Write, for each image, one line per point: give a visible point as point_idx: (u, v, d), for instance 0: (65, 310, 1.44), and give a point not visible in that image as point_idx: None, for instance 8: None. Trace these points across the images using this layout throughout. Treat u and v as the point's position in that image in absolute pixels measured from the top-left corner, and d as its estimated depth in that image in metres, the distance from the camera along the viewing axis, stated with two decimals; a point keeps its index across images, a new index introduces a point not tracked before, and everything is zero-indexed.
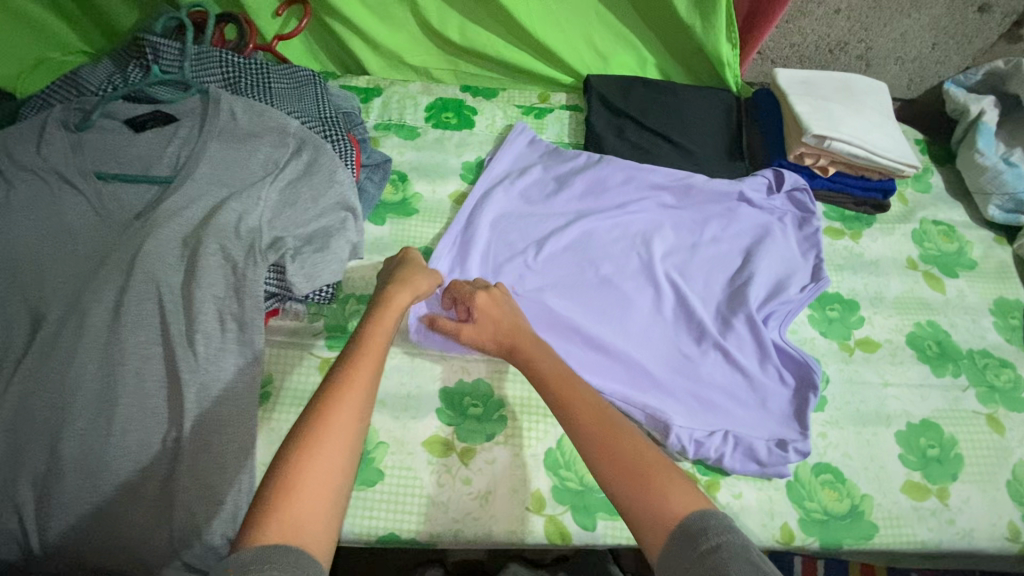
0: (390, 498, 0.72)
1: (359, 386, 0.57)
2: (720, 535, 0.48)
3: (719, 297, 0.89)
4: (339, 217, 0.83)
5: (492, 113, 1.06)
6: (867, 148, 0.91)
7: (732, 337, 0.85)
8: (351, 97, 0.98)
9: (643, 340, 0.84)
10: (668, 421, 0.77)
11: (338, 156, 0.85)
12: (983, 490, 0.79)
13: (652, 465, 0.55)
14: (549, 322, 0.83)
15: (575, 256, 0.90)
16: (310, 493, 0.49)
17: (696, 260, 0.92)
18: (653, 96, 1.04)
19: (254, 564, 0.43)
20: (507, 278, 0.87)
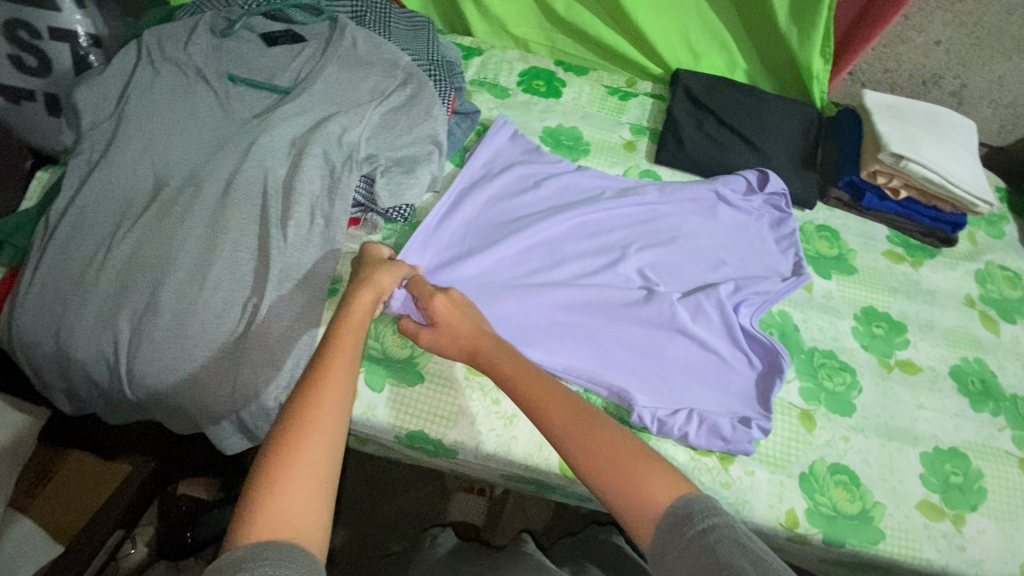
0: (426, 400, 0.78)
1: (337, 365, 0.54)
2: (713, 523, 0.47)
3: (690, 283, 0.91)
4: (427, 149, 0.91)
5: (579, 88, 1.12)
6: (944, 176, 0.92)
7: (701, 319, 0.86)
8: (455, 50, 1.06)
9: (615, 328, 0.85)
10: (633, 399, 0.78)
11: (438, 94, 0.93)
12: (1001, 527, 0.78)
13: (636, 455, 0.52)
14: (519, 310, 0.85)
15: (557, 246, 0.92)
16: (293, 481, 0.45)
17: (671, 252, 0.93)
18: (737, 97, 1.08)
19: (247, 566, 0.40)
20: (494, 255, 0.89)
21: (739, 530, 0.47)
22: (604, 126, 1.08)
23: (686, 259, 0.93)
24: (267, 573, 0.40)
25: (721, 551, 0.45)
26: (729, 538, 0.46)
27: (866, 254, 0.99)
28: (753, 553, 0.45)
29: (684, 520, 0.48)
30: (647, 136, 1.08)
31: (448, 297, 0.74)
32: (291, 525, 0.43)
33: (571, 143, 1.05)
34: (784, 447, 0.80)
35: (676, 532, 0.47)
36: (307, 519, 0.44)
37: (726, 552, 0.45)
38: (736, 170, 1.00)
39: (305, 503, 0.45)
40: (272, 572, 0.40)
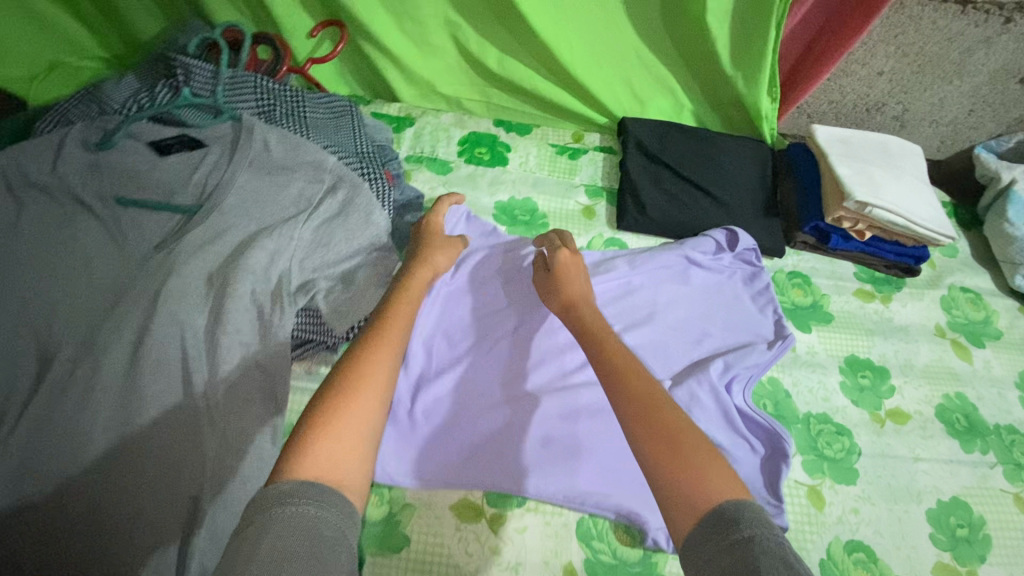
0: (416, 567, 0.68)
1: (390, 348, 0.60)
2: (754, 530, 0.44)
3: (678, 365, 0.85)
4: (372, 256, 0.79)
5: (526, 151, 1.04)
6: (906, 217, 0.90)
7: (698, 410, 0.81)
8: (385, 129, 0.95)
9: (609, 437, 0.78)
10: (644, 522, 0.72)
11: (375, 195, 0.82)
12: (1011, 573, 0.78)
13: (693, 442, 0.53)
14: (502, 431, 0.77)
15: (533, 344, 0.84)
16: (343, 433, 0.50)
17: (651, 331, 0.87)
18: (690, 146, 1.03)
19: (292, 495, 0.43)
20: (465, 371, 0.81)
21: (789, 549, 0.43)
22: (558, 192, 1.00)
23: (667, 336, 0.87)
24: (311, 512, 0.43)
25: (762, 562, 0.41)
26: (773, 551, 0.42)
27: (839, 298, 0.97)
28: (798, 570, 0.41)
29: (728, 520, 0.46)
30: (604, 198, 1.01)
31: (571, 253, 0.82)
32: (335, 468, 0.47)
33: (527, 217, 0.97)
34: (799, 535, 0.77)
35: (717, 534, 0.45)
36: (350, 467, 0.48)
37: (765, 559, 0.42)
38: (704, 231, 0.95)
39: (350, 452, 0.49)
40: (313, 511, 0.43)
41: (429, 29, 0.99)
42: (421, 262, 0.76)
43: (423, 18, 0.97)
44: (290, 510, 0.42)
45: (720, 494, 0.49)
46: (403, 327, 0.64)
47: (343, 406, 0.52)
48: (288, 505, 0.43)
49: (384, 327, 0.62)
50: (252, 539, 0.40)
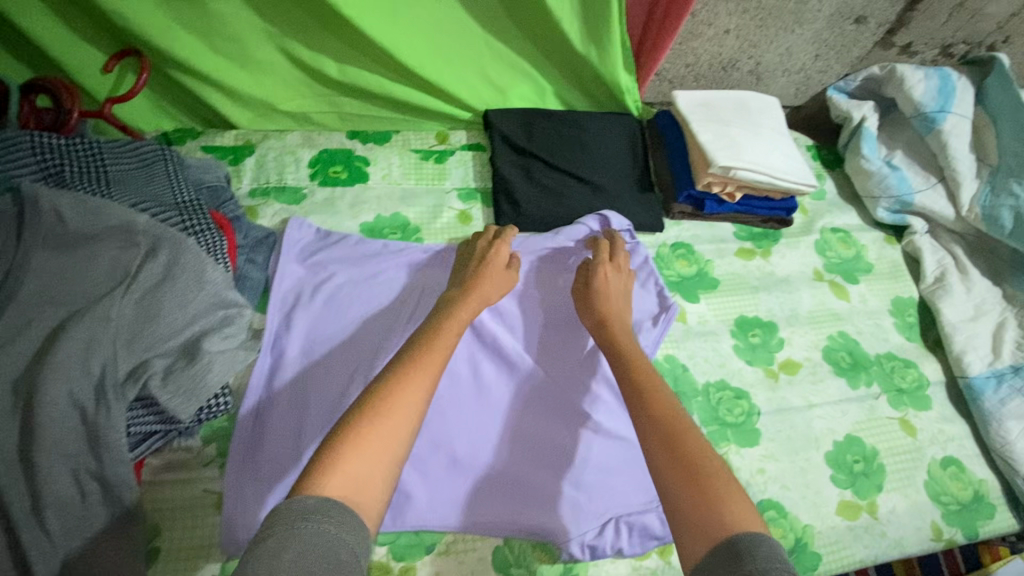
0: None
1: (432, 363, 0.60)
2: (767, 564, 0.43)
3: (573, 361, 0.83)
4: (218, 317, 0.71)
5: (387, 161, 0.95)
6: (769, 174, 0.91)
7: (598, 405, 0.79)
8: (216, 167, 0.82)
9: (509, 448, 0.75)
10: (556, 536, 0.70)
11: (205, 250, 0.71)
12: (905, 496, 0.84)
13: (713, 470, 0.53)
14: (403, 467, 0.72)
15: None
16: (375, 452, 0.50)
17: (540, 330, 0.85)
18: (556, 130, 1.00)
19: (315, 513, 0.44)
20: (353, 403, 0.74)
21: None
22: (428, 201, 0.93)
23: (557, 333, 0.85)
24: (331, 531, 0.43)
25: None
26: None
27: (723, 261, 0.98)
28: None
29: (736, 550, 0.45)
30: (479, 200, 0.95)
31: (614, 271, 0.83)
32: (360, 489, 0.48)
33: (398, 234, 0.89)
34: None
35: (729, 563, 0.45)
36: (373, 489, 0.49)
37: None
38: (578, 219, 0.92)
39: (377, 474, 0.50)
40: (333, 530, 0.43)
41: (248, 44, 0.88)
42: (472, 284, 0.76)
43: (238, 33, 0.86)
44: (313, 527, 0.43)
45: (735, 526, 0.48)
46: (451, 346, 0.65)
47: (376, 419, 0.52)
48: (308, 522, 0.43)
49: (430, 343, 0.63)
50: (272, 552, 0.40)
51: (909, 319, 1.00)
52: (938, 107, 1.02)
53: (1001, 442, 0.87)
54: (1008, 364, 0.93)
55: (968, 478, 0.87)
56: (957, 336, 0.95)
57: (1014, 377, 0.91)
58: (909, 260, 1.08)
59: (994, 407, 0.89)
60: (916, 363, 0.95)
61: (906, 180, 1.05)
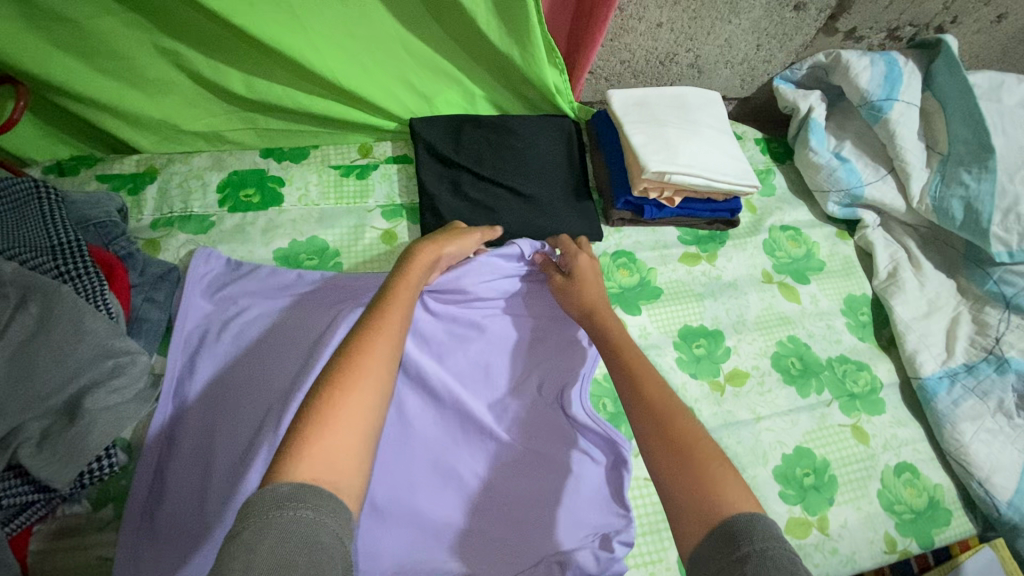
0: None
1: (391, 330, 0.57)
2: (765, 545, 0.44)
3: (503, 389, 0.79)
4: (106, 367, 0.64)
5: (303, 181, 0.89)
6: (707, 176, 0.86)
7: (526, 435, 0.75)
8: (108, 200, 0.76)
9: (433, 489, 0.71)
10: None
11: (83, 297, 0.65)
12: (857, 508, 0.80)
13: (706, 453, 0.53)
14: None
15: None
16: (345, 426, 0.48)
17: (469, 354, 0.80)
18: (486, 138, 0.94)
19: (291, 499, 0.41)
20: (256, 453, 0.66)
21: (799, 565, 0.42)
22: (348, 222, 0.87)
23: (488, 357, 0.81)
24: (308, 516, 0.41)
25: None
26: (785, 567, 0.42)
27: (666, 268, 0.94)
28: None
29: (731, 532, 0.45)
30: (404, 216, 0.89)
31: (590, 257, 0.82)
32: (336, 470, 0.46)
33: (315, 260, 0.84)
34: (655, 539, 0.73)
35: (726, 546, 0.45)
36: (347, 469, 0.46)
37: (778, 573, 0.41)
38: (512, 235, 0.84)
39: (350, 452, 0.47)
40: (310, 516, 0.41)
41: (139, 62, 0.81)
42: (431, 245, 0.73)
43: (125, 53, 0.79)
44: (287, 514, 0.40)
45: (733, 506, 0.48)
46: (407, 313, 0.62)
47: (339, 394, 0.50)
48: (283, 511, 0.41)
49: (386, 312, 0.60)
50: (247, 545, 0.38)
51: (862, 318, 0.96)
52: (884, 95, 0.98)
53: (955, 446, 0.84)
54: (961, 362, 0.89)
55: (923, 485, 0.84)
56: (909, 335, 0.91)
57: (967, 376, 0.88)
58: (862, 255, 1.04)
59: (947, 410, 0.86)
60: (869, 365, 0.92)
61: (855, 172, 1.01)
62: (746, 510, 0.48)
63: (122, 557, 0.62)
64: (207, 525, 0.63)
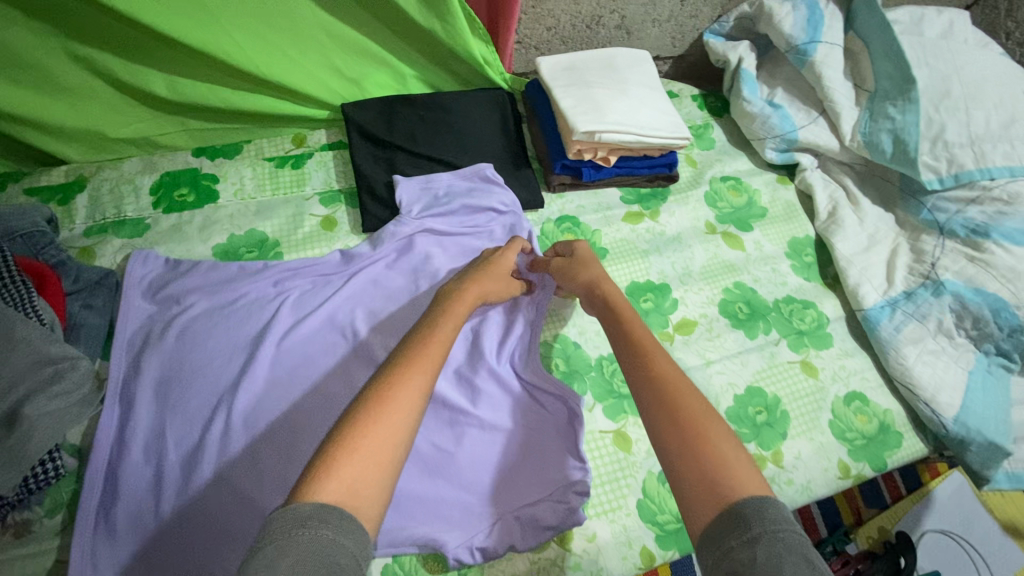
0: None
1: (430, 359, 0.57)
2: (775, 528, 0.42)
3: (457, 359, 0.77)
4: (44, 375, 0.64)
5: (238, 175, 0.89)
6: (637, 132, 0.87)
7: (482, 402, 0.74)
8: (34, 209, 0.75)
9: None
10: (442, 545, 0.66)
11: (11, 305, 0.65)
12: (810, 440, 0.82)
13: (712, 431, 0.52)
14: (274, 503, 0.67)
15: (282, 392, 0.73)
16: (374, 453, 0.47)
17: None
18: (419, 116, 0.94)
19: (312, 520, 0.41)
20: (210, 449, 0.68)
21: (810, 549, 0.41)
22: (287, 212, 0.87)
23: None
24: (328, 538, 0.41)
25: (788, 560, 0.40)
26: (794, 548, 0.41)
27: (610, 229, 0.95)
28: (819, 569, 0.40)
29: (738, 515, 0.44)
30: (343, 201, 0.90)
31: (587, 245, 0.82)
32: (358, 492, 0.45)
33: (256, 252, 0.84)
34: (613, 487, 0.75)
35: (735, 528, 0.43)
36: (371, 490, 0.46)
37: (788, 555, 0.40)
38: (396, 173, 0.88)
39: (375, 474, 0.47)
40: (330, 535, 0.41)
41: (53, 70, 0.81)
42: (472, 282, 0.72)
43: (37, 62, 0.79)
44: (309, 534, 0.40)
45: (742, 489, 0.46)
46: (446, 341, 0.61)
47: (376, 419, 0.49)
48: (305, 529, 0.40)
49: (427, 341, 0.59)
50: (269, 559, 0.38)
51: (806, 259, 0.99)
52: (807, 38, 0.99)
53: (900, 370, 0.86)
54: (901, 290, 0.91)
55: (873, 411, 0.86)
56: (851, 270, 0.93)
57: (907, 302, 0.90)
58: (803, 198, 1.06)
59: (890, 337, 0.88)
60: (815, 303, 0.94)
61: (788, 117, 1.03)
62: (754, 492, 0.46)
63: (76, 561, 0.62)
64: (167, 519, 0.65)
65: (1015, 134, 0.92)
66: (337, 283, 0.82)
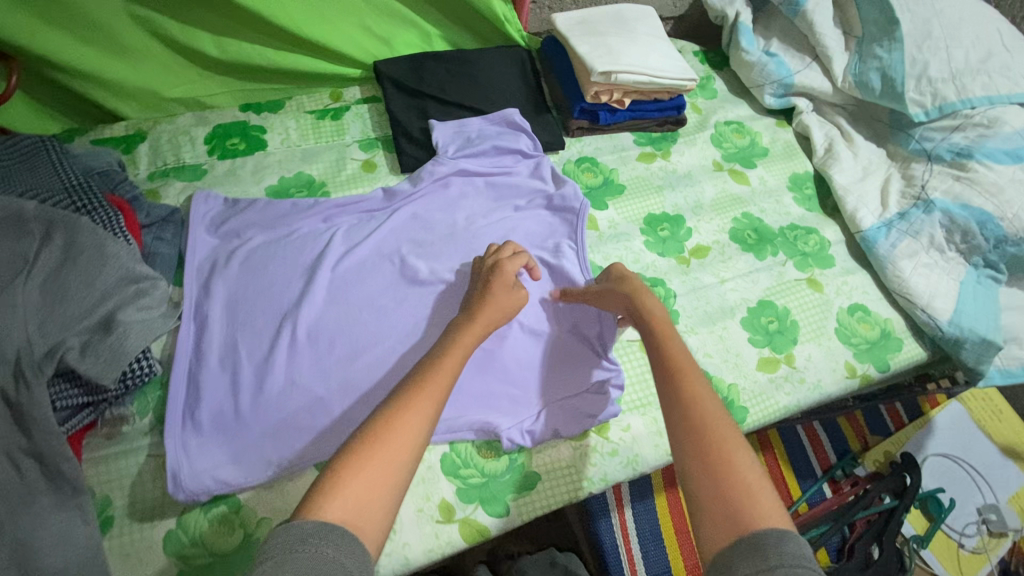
0: None
1: (433, 391, 0.60)
2: (793, 563, 0.46)
3: None
4: (131, 291, 0.71)
5: (283, 127, 0.97)
6: (649, 73, 0.96)
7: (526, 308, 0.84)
8: (105, 153, 0.82)
9: None
10: (495, 427, 0.74)
11: (102, 226, 0.72)
12: (819, 344, 0.90)
13: (740, 465, 0.54)
14: (342, 402, 0.75)
15: (341, 311, 0.81)
16: (373, 477, 0.51)
17: (461, 252, 0.88)
18: (446, 69, 1.02)
19: (312, 538, 0.45)
20: (280, 359, 0.76)
21: None
22: (330, 157, 0.95)
23: (477, 249, 0.89)
24: (327, 554, 0.44)
25: None
26: None
27: (626, 167, 1.03)
28: None
29: (758, 543, 0.48)
30: (381, 147, 0.97)
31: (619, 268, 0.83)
32: (357, 515, 0.49)
33: (305, 192, 0.91)
34: (643, 385, 0.82)
35: (750, 556, 0.47)
36: (373, 514, 0.50)
37: None
38: (430, 118, 0.96)
39: (376, 498, 0.51)
40: (330, 554, 0.45)
41: (115, 30, 0.88)
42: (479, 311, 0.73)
43: (102, 23, 0.87)
44: (308, 551, 0.44)
45: (762, 522, 0.50)
46: (453, 373, 0.63)
47: (380, 445, 0.53)
48: (306, 546, 0.44)
49: (430, 372, 0.62)
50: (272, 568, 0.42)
51: (807, 192, 1.07)
52: None
53: (898, 282, 0.94)
54: (895, 212, 0.99)
55: (875, 320, 0.94)
56: (849, 197, 1.02)
57: (901, 221, 0.98)
58: (801, 140, 1.14)
59: (887, 253, 0.96)
60: (817, 228, 1.02)
61: (784, 64, 1.12)
62: (776, 526, 0.49)
63: (167, 452, 0.69)
64: (246, 416, 0.72)
65: (992, 66, 1.00)
66: (382, 215, 0.90)
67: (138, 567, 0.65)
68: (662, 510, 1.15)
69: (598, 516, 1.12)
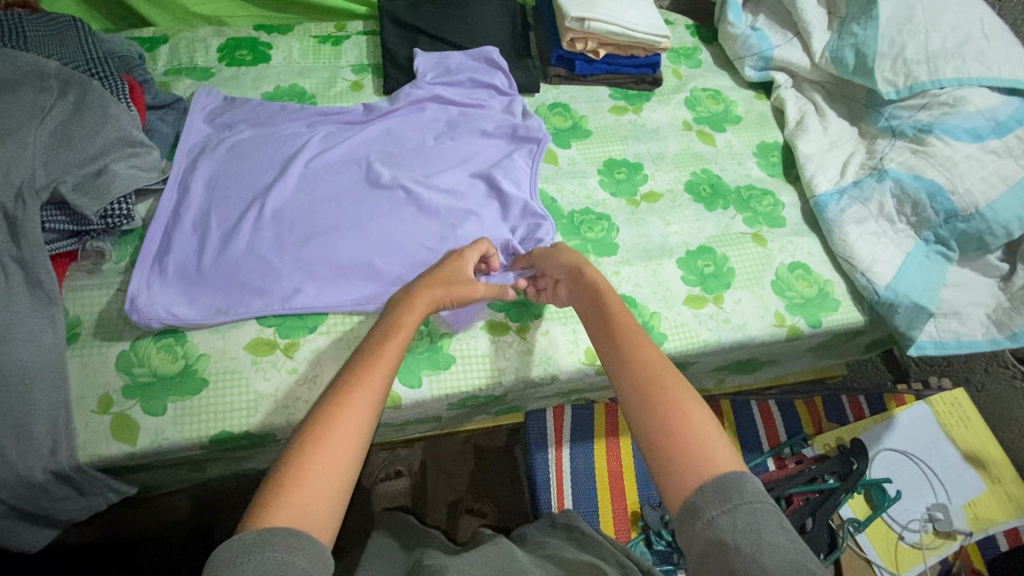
0: (226, 411, 0.75)
1: (371, 381, 0.58)
2: (752, 499, 0.50)
3: (452, 186, 0.95)
4: (126, 150, 0.83)
5: (287, 46, 1.08)
6: (622, 25, 1.03)
7: (472, 221, 0.92)
8: (126, 42, 0.95)
9: (390, 249, 0.88)
10: None
11: (109, 92, 0.85)
12: (752, 292, 0.94)
13: (696, 426, 0.56)
14: (291, 272, 0.84)
15: (305, 198, 0.90)
16: (318, 477, 0.51)
17: (423, 165, 0.96)
18: (440, 10, 1.11)
19: (257, 545, 0.45)
20: (243, 230, 0.85)
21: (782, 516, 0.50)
22: (324, 75, 1.05)
23: (438, 166, 0.96)
24: (278, 557, 0.45)
25: (765, 526, 0.48)
26: (771, 518, 0.49)
27: (596, 116, 1.09)
28: (788, 531, 0.49)
29: (721, 487, 0.51)
30: (370, 72, 1.07)
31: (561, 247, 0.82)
32: (311, 515, 0.49)
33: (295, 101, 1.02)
34: None
35: (715, 499, 0.50)
36: (326, 511, 0.50)
37: (762, 526, 0.48)
38: (416, 48, 1.05)
39: (328, 495, 0.50)
40: (280, 556, 0.45)
41: None
42: (422, 295, 0.71)
43: None
44: (257, 557, 0.45)
45: (719, 466, 0.53)
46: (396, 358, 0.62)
47: (319, 444, 0.52)
48: (253, 554, 0.45)
49: (373, 361, 0.60)
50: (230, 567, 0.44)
51: (772, 159, 1.10)
52: None
53: (842, 245, 0.96)
54: (851, 180, 1.02)
55: (814, 279, 0.97)
56: (809, 164, 1.05)
57: (854, 189, 1.00)
58: (776, 114, 1.18)
59: (835, 217, 0.98)
60: (773, 192, 1.05)
61: (766, 38, 1.16)
62: (733, 469, 0.53)
63: (130, 288, 0.79)
64: (205, 270, 0.82)
65: (968, 51, 0.98)
66: (358, 126, 0.99)
67: (92, 376, 0.75)
68: (600, 455, 1.19)
69: (535, 449, 1.18)
